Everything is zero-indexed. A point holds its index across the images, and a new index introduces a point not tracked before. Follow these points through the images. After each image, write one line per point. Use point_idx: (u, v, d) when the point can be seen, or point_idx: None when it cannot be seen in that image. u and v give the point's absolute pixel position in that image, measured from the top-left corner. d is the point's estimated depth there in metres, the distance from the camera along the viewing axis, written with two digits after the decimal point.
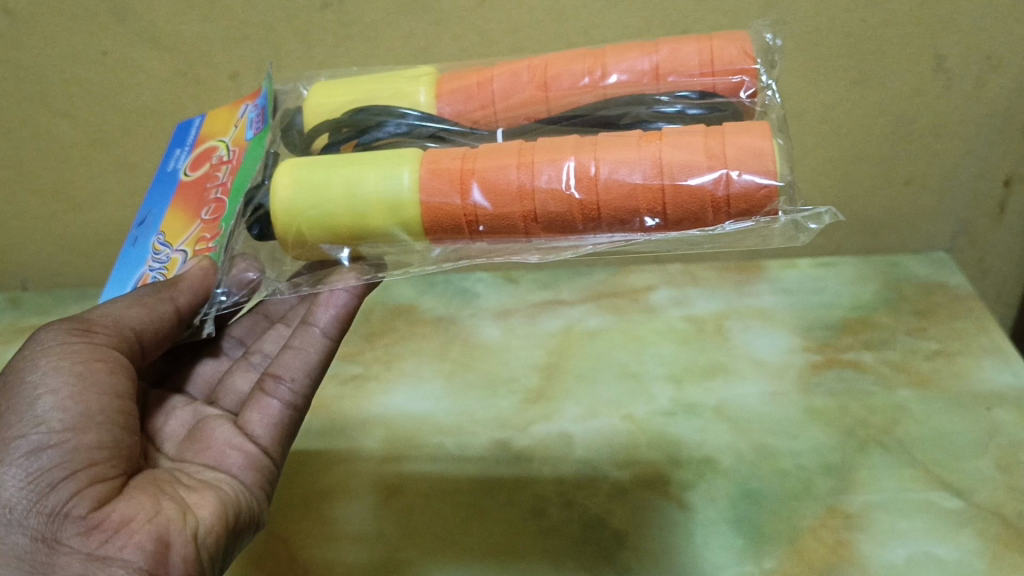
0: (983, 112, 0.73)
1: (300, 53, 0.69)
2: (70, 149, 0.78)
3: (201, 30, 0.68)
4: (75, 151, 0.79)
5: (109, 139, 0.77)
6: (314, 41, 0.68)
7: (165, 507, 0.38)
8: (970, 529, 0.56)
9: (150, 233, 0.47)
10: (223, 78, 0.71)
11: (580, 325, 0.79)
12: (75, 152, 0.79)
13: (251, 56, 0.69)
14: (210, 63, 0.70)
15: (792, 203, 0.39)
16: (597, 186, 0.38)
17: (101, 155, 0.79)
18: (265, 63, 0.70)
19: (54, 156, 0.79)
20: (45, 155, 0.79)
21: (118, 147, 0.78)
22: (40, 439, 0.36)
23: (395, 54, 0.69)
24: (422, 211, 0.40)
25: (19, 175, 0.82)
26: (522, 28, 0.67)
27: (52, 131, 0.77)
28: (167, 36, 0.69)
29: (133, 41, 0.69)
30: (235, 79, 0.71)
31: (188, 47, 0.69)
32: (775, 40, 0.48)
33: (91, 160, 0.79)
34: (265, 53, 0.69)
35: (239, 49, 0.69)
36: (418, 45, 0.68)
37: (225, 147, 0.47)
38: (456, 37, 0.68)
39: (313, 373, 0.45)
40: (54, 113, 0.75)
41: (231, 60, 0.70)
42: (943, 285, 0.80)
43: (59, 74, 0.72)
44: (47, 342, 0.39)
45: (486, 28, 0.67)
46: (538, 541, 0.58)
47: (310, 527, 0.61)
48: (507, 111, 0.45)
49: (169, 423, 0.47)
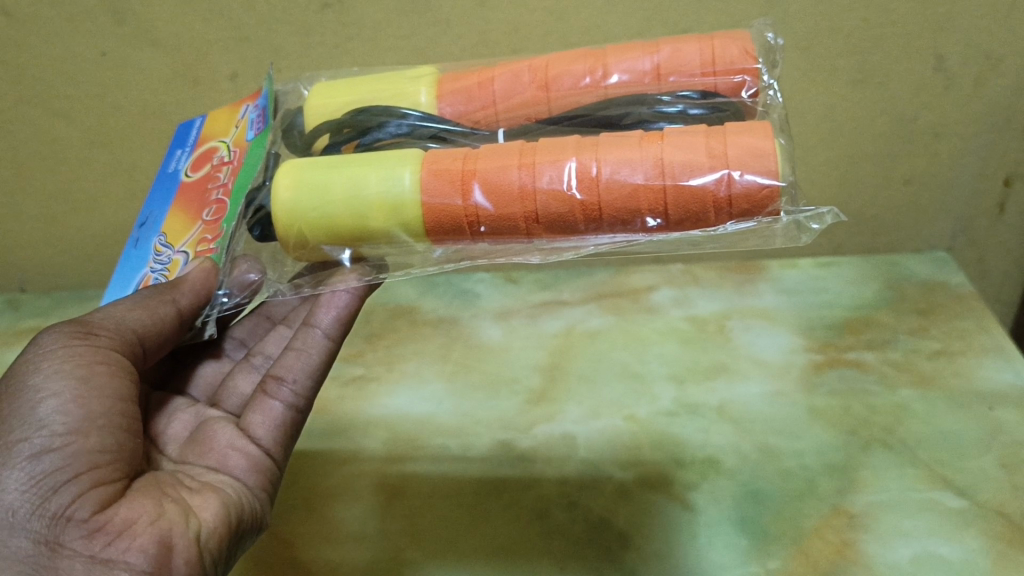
0: (983, 111, 0.73)
1: (300, 53, 0.69)
2: (70, 151, 0.78)
3: (201, 31, 0.68)
4: (75, 153, 0.79)
5: (109, 141, 0.77)
6: (314, 41, 0.68)
7: (168, 510, 0.38)
8: (975, 529, 0.56)
9: (151, 234, 0.47)
10: (222, 79, 0.71)
11: (581, 325, 0.79)
12: (74, 154, 0.79)
13: (251, 57, 0.69)
14: (210, 65, 0.70)
15: (793, 204, 0.39)
16: (598, 186, 0.38)
17: (101, 157, 0.79)
18: (265, 64, 0.70)
19: (54, 158, 0.79)
20: (46, 157, 0.79)
21: (118, 148, 0.78)
22: (42, 443, 0.36)
23: (394, 54, 0.69)
24: (423, 211, 0.40)
25: (19, 177, 0.82)
26: (522, 28, 0.67)
27: (51, 133, 0.77)
28: (166, 38, 0.69)
29: (131, 43, 0.69)
30: (234, 80, 0.71)
31: (187, 48, 0.69)
32: (776, 39, 0.48)
33: (91, 162, 0.79)
34: (265, 54, 0.69)
35: (239, 50, 0.69)
36: (418, 45, 0.68)
37: (226, 148, 0.47)
38: (456, 38, 0.68)
39: (315, 375, 0.45)
40: (54, 115, 0.75)
41: (231, 60, 0.70)
42: (944, 285, 0.80)
43: (58, 76, 0.72)
44: (49, 344, 0.39)
45: (486, 28, 0.67)
46: (542, 542, 0.57)
47: (313, 528, 0.61)
48: (508, 111, 0.45)
49: (171, 426, 0.47)
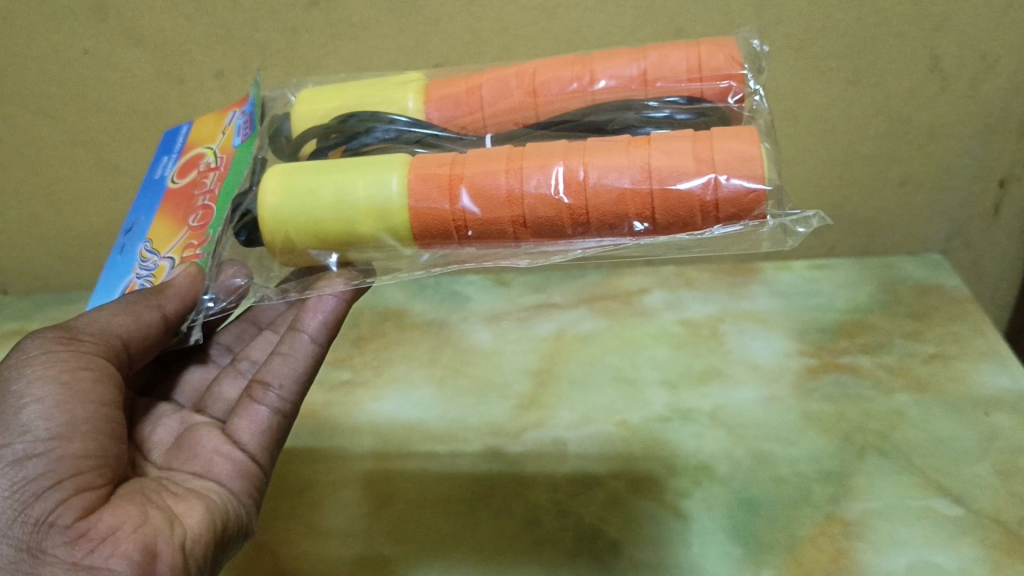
0: (978, 113, 0.73)
1: (289, 52, 0.69)
2: (61, 152, 0.78)
3: (189, 29, 0.68)
4: (66, 154, 0.78)
5: (100, 142, 0.77)
6: (302, 40, 0.68)
7: (153, 516, 0.37)
8: (971, 537, 0.56)
9: (137, 241, 0.46)
10: (208, 79, 0.71)
11: (572, 328, 0.79)
12: (65, 155, 0.79)
13: (239, 56, 0.69)
14: (199, 63, 0.70)
15: (780, 207, 0.39)
16: (586, 191, 0.38)
17: (91, 158, 0.79)
18: (254, 64, 0.70)
19: (45, 159, 0.79)
20: (37, 159, 0.79)
21: (109, 150, 0.78)
22: (25, 448, 0.36)
23: (383, 53, 0.69)
24: (411, 216, 0.39)
25: (7, 179, 0.81)
26: (513, 27, 0.67)
27: (44, 135, 0.77)
28: (157, 37, 0.69)
29: (123, 41, 0.69)
30: (219, 79, 0.71)
31: (177, 46, 0.69)
32: (761, 45, 0.48)
33: (81, 163, 0.79)
34: (253, 53, 0.69)
35: (227, 50, 0.69)
36: (407, 44, 0.69)
37: (212, 154, 0.47)
38: (446, 37, 0.68)
39: (302, 379, 0.45)
40: (46, 116, 0.75)
41: (219, 59, 0.70)
42: (939, 288, 0.81)
43: (51, 75, 0.72)
44: (33, 350, 0.38)
45: (477, 26, 0.67)
46: (534, 551, 0.57)
47: (303, 536, 0.60)
48: (495, 116, 0.45)
49: (157, 432, 0.46)
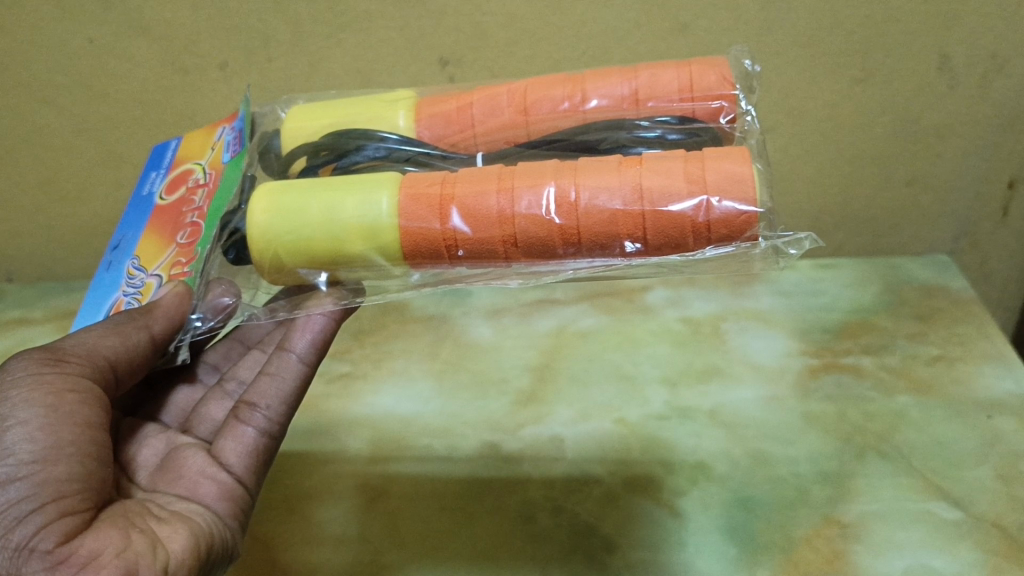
0: (988, 113, 0.73)
1: (292, 44, 0.69)
2: (64, 143, 0.78)
3: (194, 19, 0.68)
4: (70, 146, 0.79)
5: (105, 132, 0.77)
6: (305, 31, 0.68)
7: (135, 541, 0.37)
8: (970, 542, 0.56)
9: (124, 258, 0.47)
10: (213, 69, 0.71)
11: (573, 324, 0.78)
12: (69, 147, 0.79)
13: (243, 47, 0.69)
14: (202, 53, 0.70)
15: (772, 229, 0.38)
16: (576, 212, 0.38)
17: (92, 148, 0.79)
18: (257, 56, 0.70)
19: (48, 148, 0.79)
20: (41, 149, 0.79)
21: (114, 142, 0.78)
22: (8, 472, 0.36)
23: (387, 45, 0.69)
24: (401, 236, 0.39)
25: (10, 167, 0.81)
26: (516, 21, 0.67)
27: (48, 126, 0.77)
28: (163, 29, 0.69)
29: (127, 35, 0.69)
30: (224, 69, 0.71)
31: (183, 39, 0.69)
32: (754, 65, 0.48)
33: (84, 153, 0.79)
34: (259, 44, 0.69)
35: (233, 42, 0.69)
36: (412, 37, 0.68)
37: (201, 170, 0.48)
38: (450, 30, 0.68)
39: (289, 400, 0.46)
40: (48, 107, 0.75)
41: (223, 50, 0.70)
42: (944, 289, 0.80)
43: (55, 69, 0.72)
44: (17, 372, 0.38)
45: (481, 21, 0.67)
46: (528, 548, 0.57)
47: (294, 531, 0.60)
48: (486, 135, 0.45)
49: (142, 453, 0.46)
